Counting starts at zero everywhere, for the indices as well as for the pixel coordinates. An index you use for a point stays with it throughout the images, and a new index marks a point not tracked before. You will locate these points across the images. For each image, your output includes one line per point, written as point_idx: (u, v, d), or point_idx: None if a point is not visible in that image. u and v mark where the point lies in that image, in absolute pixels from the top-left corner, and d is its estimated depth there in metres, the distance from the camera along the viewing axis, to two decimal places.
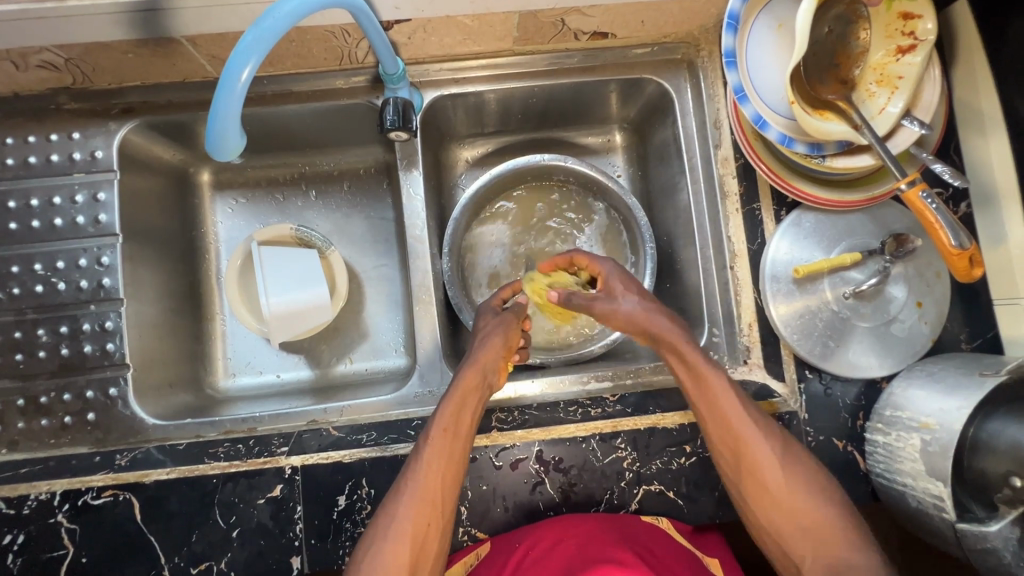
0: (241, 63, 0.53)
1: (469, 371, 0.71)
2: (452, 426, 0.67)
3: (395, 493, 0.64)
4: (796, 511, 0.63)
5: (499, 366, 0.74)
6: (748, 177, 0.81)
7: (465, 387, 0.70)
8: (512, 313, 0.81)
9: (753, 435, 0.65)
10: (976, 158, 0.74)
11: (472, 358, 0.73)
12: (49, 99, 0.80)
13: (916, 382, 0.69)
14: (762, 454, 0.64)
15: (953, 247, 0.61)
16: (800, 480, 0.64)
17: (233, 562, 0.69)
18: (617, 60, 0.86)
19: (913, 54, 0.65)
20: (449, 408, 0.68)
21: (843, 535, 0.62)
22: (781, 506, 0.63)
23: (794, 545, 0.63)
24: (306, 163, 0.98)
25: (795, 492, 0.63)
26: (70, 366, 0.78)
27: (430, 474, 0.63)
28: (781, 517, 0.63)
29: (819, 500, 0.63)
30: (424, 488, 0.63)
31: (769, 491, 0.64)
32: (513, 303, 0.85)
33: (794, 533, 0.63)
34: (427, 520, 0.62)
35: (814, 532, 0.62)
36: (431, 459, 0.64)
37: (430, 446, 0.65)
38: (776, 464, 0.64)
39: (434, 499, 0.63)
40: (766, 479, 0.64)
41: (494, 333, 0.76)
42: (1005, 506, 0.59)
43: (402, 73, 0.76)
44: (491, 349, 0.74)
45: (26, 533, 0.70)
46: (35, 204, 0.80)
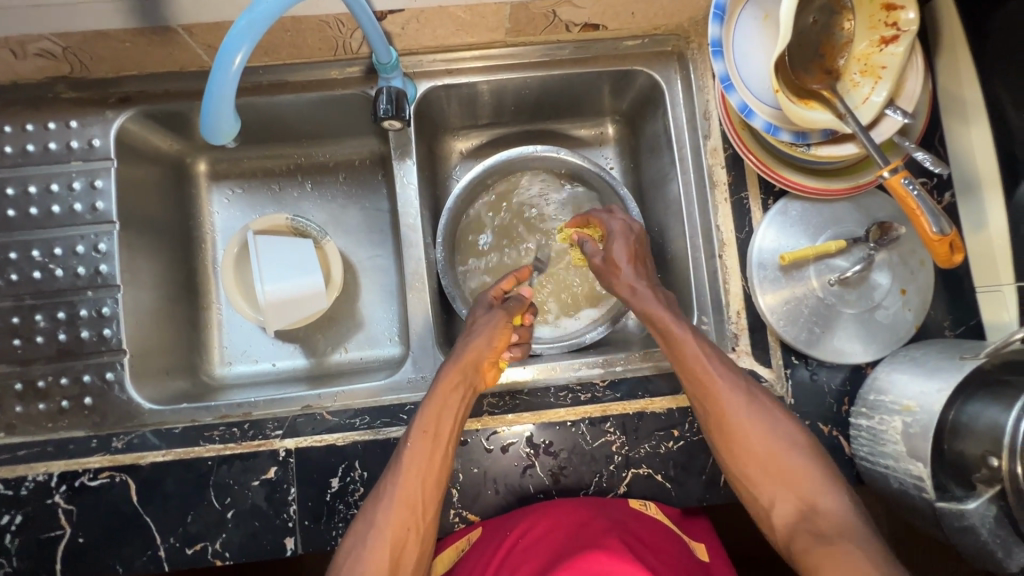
0: (234, 47, 0.54)
1: (452, 372, 0.72)
2: (434, 428, 0.69)
3: (375, 496, 0.67)
4: (767, 462, 0.68)
5: (485, 365, 0.75)
6: (737, 167, 0.83)
7: (448, 386, 0.71)
8: (503, 311, 0.81)
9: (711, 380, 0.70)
10: (959, 148, 0.75)
11: (456, 358, 0.74)
12: (47, 87, 0.81)
13: (899, 366, 0.71)
14: (731, 408, 0.69)
15: (934, 233, 0.63)
16: (770, 429, 0.69)
17: (228, 543, 0.70)
18: (608, 51, 0.87)
19: (896, 44, 0.66)
20: (431, 410, 0.70)
21: (814, 481, 0.67)
22: (754, 456, 0.68)
23: (765, 492, 0.68)
24: (301, 154, 0.99)
25: (768, 446, 0.68)
26: (67, 351, 0.80)
27: (408, 477, 0.66)
28: (752, 470, 0.68)
29: (792, 450, 0.68)
30: (404, 491, 0.65)
31: (740, 445, 0.69)
32: (513, 298, 0.86)
33: (765, 482, 0.68)
34: (408, 522, 0.65)
35: (785, 479, 0.67)
36: (410, 463, 0.66)
37: (410, 449, 0.67)
38: (746, 420, 0.69)
39: (415, 501, 0.65)
40: (738, 432, 0.69)
41: (484, 332, 0.77)
42: (982, 485, 0.60)
43: (395, 63, 0.77)
44: (477, 349, 0.75)
45: (23, 513, 0.71)
46: (33, 191, 0.81)
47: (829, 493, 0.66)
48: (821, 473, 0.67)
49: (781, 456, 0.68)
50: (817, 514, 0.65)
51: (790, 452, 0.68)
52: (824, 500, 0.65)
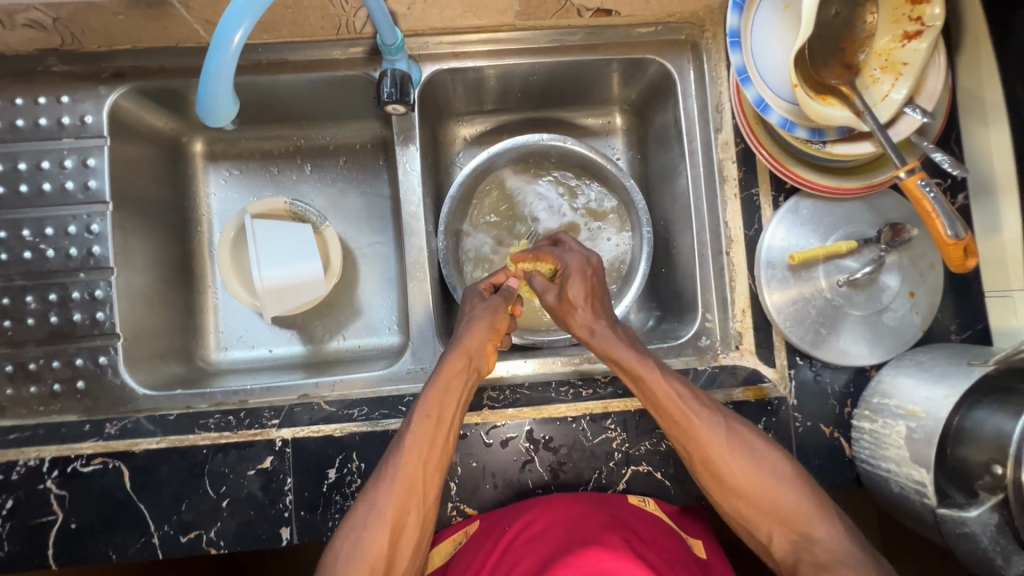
0: (234, 24, 0.51)
1: (458, 356, 0.71)
2: (437, 411, 0.67)
3: (375, 477, 0.65)
4: (764, 502, 0.66)
5: (488, 349, 0.74)
6: (748, 162, 0.81)
7: (451, 372, 0.70)
8: (500, 298, 0.79)
9: (703, 433, 0.67)
10: (976, 148, 0.73)
11: (462, 341, 0.72)
12: (37, 60, 0.78)
13: (905, 370, 0.70)
14: (711, 445, 0.67)
15: (948, 236, 0.61)
16: (755, 465, 0.67)
17: (223, 532, 0.70)
18: (620, 38, 0.85)
19: (919, 40, 0.64)
20: (434, 393, 0.68)
21: (805, 515, 0.65)
22: (751, 501, 0.66)
23: (760, 526, 0.67)
24: (301, 136, 0.97)
25: (760, 475, 0.66)
26: (60, 333, 0.78)
27: (410, 458, 0.64)
28: (740, 502, 0.67)
29: (772, 475, 0.66)
30: (405, 472, 0.64)
31: (723, 472, 0.67)
32: (505, 289, 0.82)
33: (757, 516, 0.67)
34: (407, 504, 0.63)
35: (779, 515, 0.66)
36: (413, 445, 0.65)
37: (413, 432, 0.66)
38: (726, 454, 0.67)
39: (415, 482, 0.64)
40: (718, 467, 0.67)
41: (483, 318, 0.75)
42: (985, 493, 0.59)
43: (401, 44, 0.74)
44: (481, 332, 0.73)
45: (14, 498, 0.70)
46: (23, 168, 0.78)
47: (823, 526, 0.64)
48: (812, 504, 0.65)
49: (775, 488, 0.66)
50: (815, 551, 0.63)
51: (784, 489, 0.66)
52: (817, 532, 0.64)
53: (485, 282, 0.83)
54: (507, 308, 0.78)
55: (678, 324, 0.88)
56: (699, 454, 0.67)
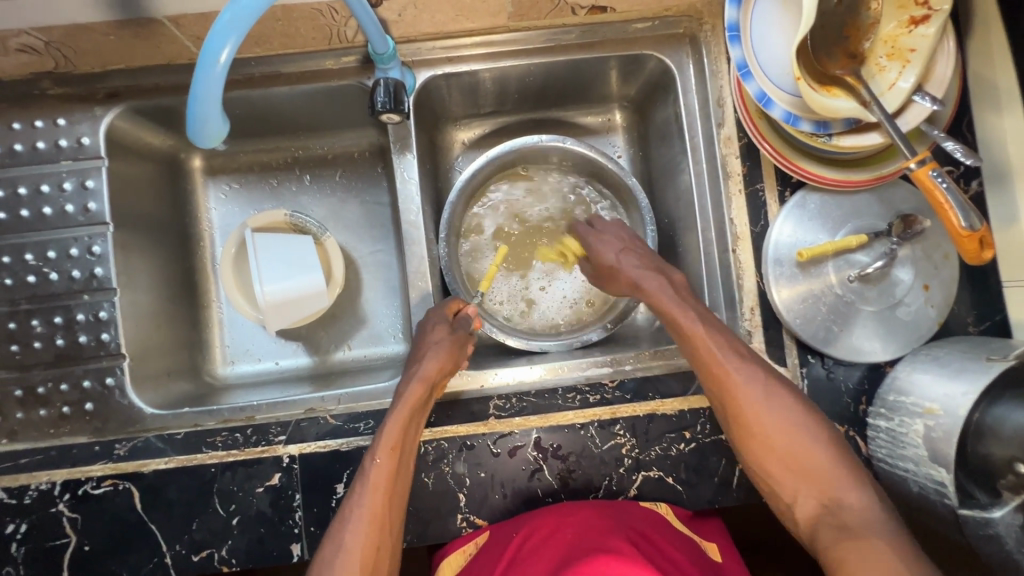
0: (220, 43, 0.50)
1: (415, 387, 0.69)
2: (399, 444, 0.66)
3: (340, 519, 0.63)
4: (792, 462, 0.65)
5: (439, 382, 0.73)
6: (751, 157, 0.79)
7: (412, 402, 0.68)
8: (463, 330, 0.77)
9: (745, 389, 0.67)
10: (989, 135, 0.71)
11: (419, 375, 0.70)
12: (32, 84, 0.78)
13: (922, 366, 0.68)
14: (751, 404, 0.66)
15: (963, 228, 0.59)
16: (793, 425, 0.66)
17: (234, 550, 0.70)
18: (617, 35, 0.83)
19: (927, 24, 0.62)
20: (396, 427, 0.66)
21: (831, 470, 0.64)
22: (780, 458, 0.66)
23: (786, 487, 0.66)
24: (299, 147, 0.96)
25: (792, 430, 0.66)
26: (66, 356, 0.78)
27: (376, 494, 0.63)
28: (768, 461, 0.66)
29: (805, 430, 0.66)
30: (371, 507, 0.63)
31: (760, 429, 0.66)
32: (465, 321, 0.78)
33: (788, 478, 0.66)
34: (375, 541, 0.62)
35: (803, 471, 0.65)
36: (377, 481, 0.64)
37: (376, 466, 0.65)
38: (765, 414, 0.66)
39: (384, 518, 0.63)
40: (771, 439, 0.66)
41: (444, 349, 0.72)
42: (1009, 493, 0.58)
43: (393, 52, 0.73)
44: (440, 363, 0.71)
45: (28, 521, 0.70)
46: (23, 193, 0.79)
47: (854, 491, 0.62)
48: (843, 464, 0.64)
49: (802, 447, 0.65)
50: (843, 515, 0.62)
51: (813, 449, 0.65)
52: (847, 496, 0.63)
53: (446, 304, 0.79)
54: (466, 344, 0.76)
55: None
56: (739, 411, 0.67)
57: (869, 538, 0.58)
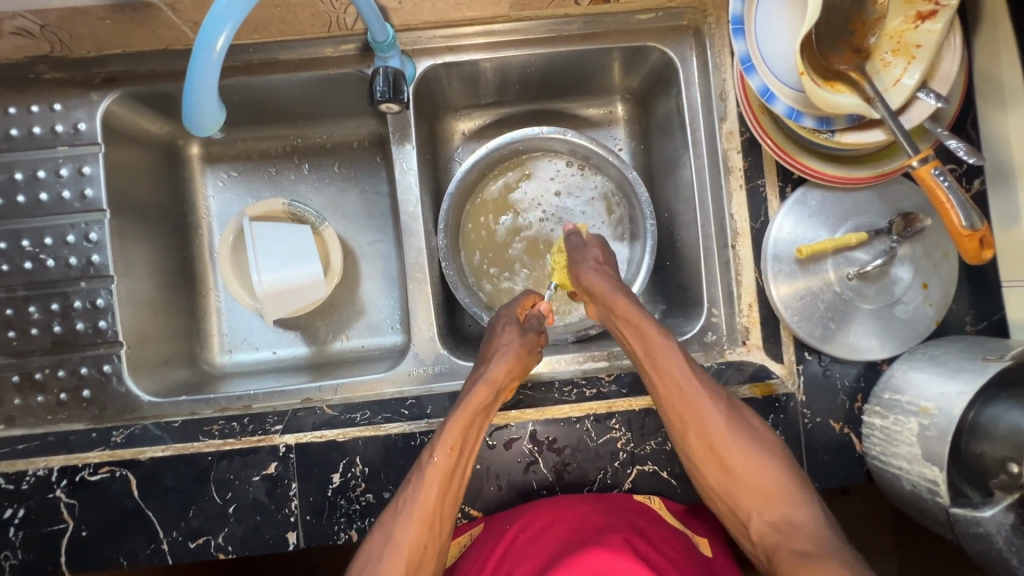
0: (215, 30, 0.50)
1: (481, 390, 0.69)
2: (459, 444, 0.66)
3: (391, 512, 0.64)
4: (713, 439, 0.66)
5: (506, 387, 0.73)
6: (753, 152, 0.78)
7: (477, 403, 0.68)
8: (533, 333, 0.77)
9: (667, 371, 0.67)
10: (993, 133, 0.70)
11: (486, 377, 0.70)
12: (28, 68, 0.77)
13: (918, 365, 0.68)
14: (670, 381, 0.67)
15: (963, 227, 0.59)
16: (709, 402, 0.67)
17: (230, 537, 0.70)
18: (620, 26, 0.82)
19: (933, 20, 0.61)
20: (457, 426, 0.66)
21: (741, 447, 0.66)
22: (705, 434, 0.66)
23: (700, 461, 0.67)
24: (298, 135, 0.96)
25: (710, 425, 0.66)
26: (63, 343, 0.78)
27: (429, 491, 0.63)
28: (688, 437, 0.67)
29: (729, 429, 0.66)
30: (424, 505, 0.63)
31: (682, 414, 0.67)
32: (533, 326, 0.79)
33: (710, 467, 0.66)
34: (424, 538, 0.62)
35: (715, 448, 0.66)
36: (434, 477, 0.64)
37: (434, 463, 0.65)
38: (684, 392, 0.67)
39: (434, 515, 0.63)
40: (697, 414, 0.66)
41: (512, 353, 0.73)
42: (1001, 492, 0.57)
43: (392, 41, 0.72)
44: (508, 366, 0.72)
45: (26, 507, 0.71)
46: (19, 178, 0.78)
47: (773, 467, 0.65)
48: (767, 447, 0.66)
49: (720, 427, 0.66)
50: (794, 529, 0.62)
51: (726, 426, 0.66)
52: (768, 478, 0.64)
53: (517, 303, 0.82)
54: (536, 349, 0.77)
55: (683, 318, 0.86)
56: (660, 392, 0.68)
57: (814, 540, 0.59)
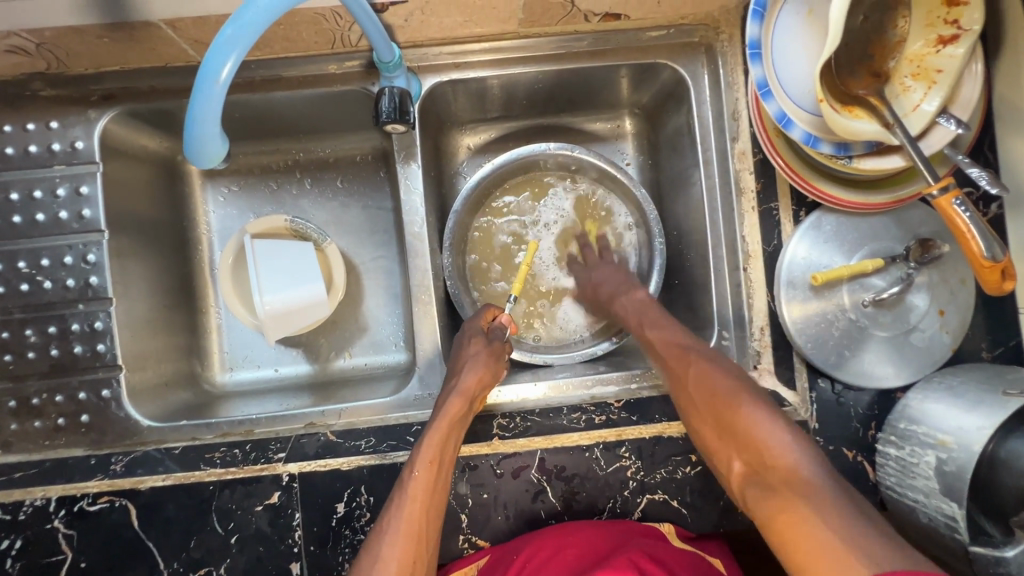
0: (219, 60, 0.48)
1: (455, 401, 0.68)
2: (437, 456, 0.65)
3: (377, 533, 0.62)
4: (716, 404, 0.64)
5: (480, 396, 0.72)
6: (766, 173, 0.77)
7: (452, 416, 0.68)
8: (499, 342, 0.77)
9: (685, 365, 0.69)
10: (1012, 157, 0.69)
11: (458, 388, 0.69)
12: (23, 85, 0.75)
13: (934, 395, 0.67)
14: (686, 365, 0.69)
15: (985, 258, 0.58)
16: (713, 373, 0.67)
17: (233, 568, 0.69)
18: (630, 42, 0.80)
19: (955, 45, 0.59)
20: (434, 440, 0.66)
21: (744, 409, 0.63)
22: (709, 403, 0.65)
23: (710, 435, 0.64)
24: (300, 150, 0.94)
25: (715, 391, 0.65)
26: (61, 367, 0.77)
27: (413, 506, 0.63)
28: (696, 415, 0.66)
29: (732, 392, 0.65)
30: (408, 521, 0.62)
31: (698, 404, 0.66)
32: (498, 334, 0.79)
33: (712, 433, 0.64)
34: (411, 556, 0.60)
35: (717, 414, 0.64)
36: (416, 493, 0.63)
37: (414, 478, 0.64)
38: (693, 366, 0.68)
39: (419, 531, 0.62)
40: (706, 384, 0.66)
41: (482, 362, 0.73)
42: (1023, 532, 0.58)
43: (398, 60, 0.70)
44: (479, 376, 0.71)
45: (23, 537, 0.69)
46: (15, 199, 0.76)
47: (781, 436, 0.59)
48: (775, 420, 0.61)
49: (727, 395, 0.64)
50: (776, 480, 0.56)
51: (729, 390, 0.65)
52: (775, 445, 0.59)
53: (479, 315, 0.81)
54: (503, 356, 0.76)
55: None
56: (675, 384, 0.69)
57: (800, 493, 0.53)
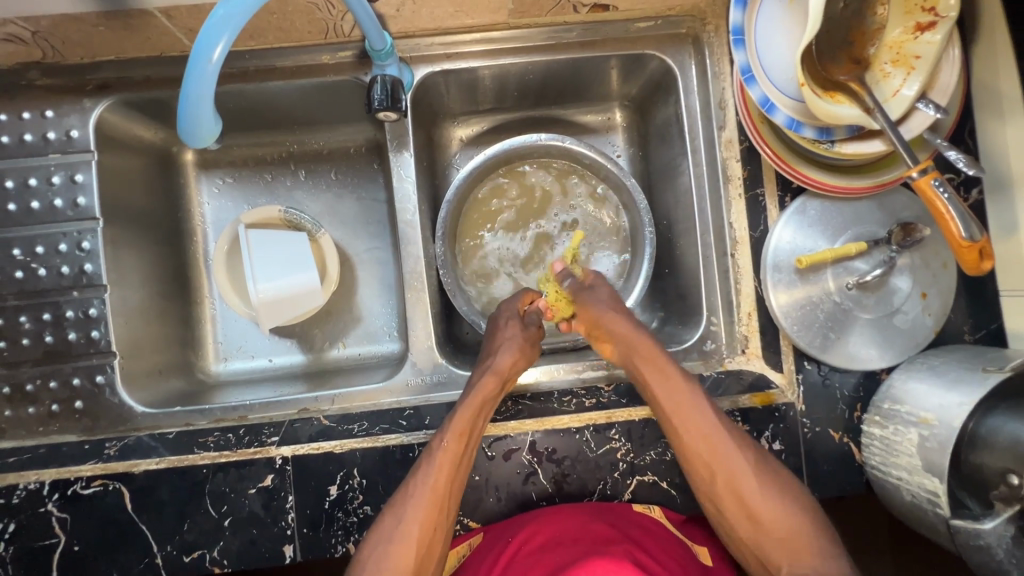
0: (211, 40, 0.49)
1: (489, 380, 0.72)
2: (468, 428, 0.68)
3: (403, 493, 0.65)
4: (737, 486, 0.66)
5: (512, 378, 0.75)
6: (752, 160, 0.78)
7: (486, 393, 0.71)
8: (534, 327, 0.80)
9: (687, 429, 0.67)
10: (990, 143, 0.70)
11: (493, 368, 0.73)
12: (19, 74, 0.76)
13: (917, 374, 0.68)
14: (693, 428, 0.67)
15: (963, 238, 0.59)
16: (727, 445, 0.67)
17: (226, 551, 0.69)
18: (619, 34, 0.82)
19: (933, 32, 0.60)
20: (468, 411, 0.69)
21: (773, 510, 0.65)
22: (730, 489, 0.67)
23: (728, 514, 0.67)
24: (294, 142, 0.95)
25: (734, 471, 0.67)
26: (55, 353, 0.77)
27: (440, 474, 0.65)
28: (710, 490, 0.67)
29: (751, 470, 0.67)
30: (434, 487, 0.65)
31: (710, 465, 0.67)
32: (533, 318, 0.82)
33: (734, 513, 0.67)
34: (433, 521, 0.64)
35: (740, 498, 0.66)
36: (444, 461, 0.66)
37: (445, 448, 0.66)
38: (701, 437, 0.67)
39: (443, 498, 0.65)
40: (717, 458, 0.67)
41: (517, 345, 0.76)
42: (1001, 504, 0.57)
43: (390, 49, 0.71)
44: (513, 359, 0.75)
45: (17, 521, 0.70)
46: (10, 186, 0.77)
47: (818, 547, 0.64)
48: (806, 519, 0.65)
49: (747, 483, 0.66)
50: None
51: (748, 476, 0.66)
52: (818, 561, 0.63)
53: (517, 299, 0.83)
54: (538, 339, 0.79)
55: (683, 327, 0.86)
56: (680, 447, 0.68)
57: None
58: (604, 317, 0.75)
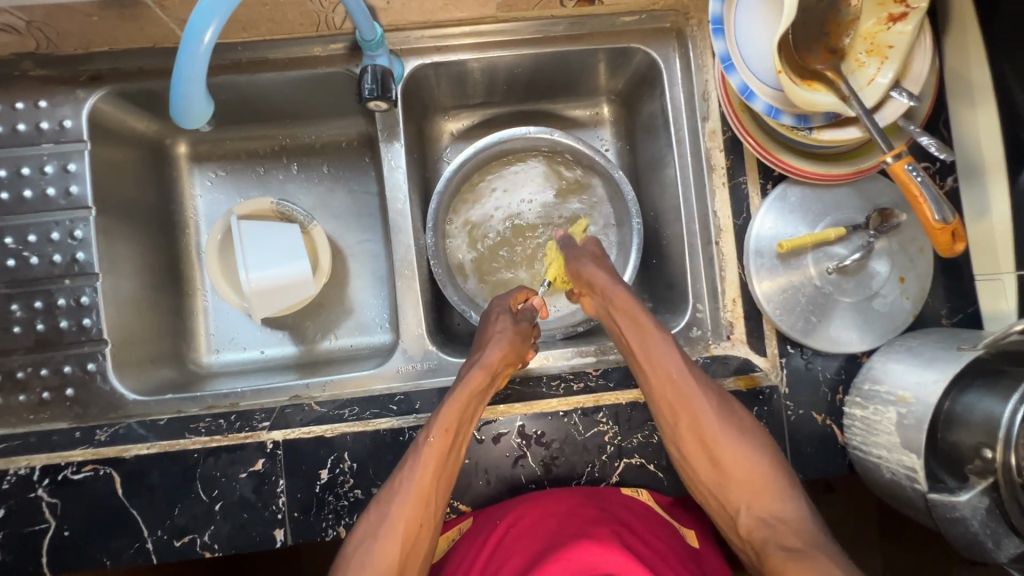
0: (203, 24, 0.50)
1: (477, 374, 0.70)
2: (455, 425, 0.67)
3: (389, 491, 0.65)
4: (703, 433, 0.68)
5: (502, 373, 0.74)
6: (735, 150, 0.80)
7: (474, 388, 0.69)
8: (526, 321, 0.78)
9: (657, 365, 0.70)
10: (964, 132, 0.73)
11: (481, 362, 0.71)
12: (13, 65, 0.77)
13: (896, 355, 0.70)
14: (663, 365, 0.69)
15: (936, 221, 0.60)
16: (692, 388, 0.69)
17: (216, 535, 0.70)
18: (605, 28, 0.84)
19: (904, 23, 0.63)
20: (454, 408, 0.68)
21: (739, 458, 0.66)
22: (696, 433, 0.68)
23: (695, 464, 0.68)
24: (287, 136, 0.96)
25: (700, 417, 0.68)
26: (46, 341, 0.77)
27: (425, 472, 0.64)
28: (679, 438, 0.69)
29: (718, 421, 0.68)
30: (419, 485, 0.64)
31: (677, 408, 0.68)
32: (526, 312, 0.81)
33: (700, 461, 0.68)
34: (419, 519, 0.63)
35: (706, 448, 0.67)
36: (429, 459, 0.65)
37: (430, 444, 0.66)
38: (673, 374, 0.69)
39: (428, 495, 0.64)
40: (687, 405, 0.68)
41: (507, 339, 0.74)
42: (975, 477, 0.59)
43: (381, 39, 0.73)
44: (503, 353, 0.73)
45: (6, 507, 0.70)
46: (3, 175, 0.78)
47: (786, 499, 0.65)
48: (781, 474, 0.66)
49: (712, 427, 0.68)
50: (781, 524, 0.63)
51: (714, 424, 0.68)
52: (779, 507, 0.64)
53: (510, 295, 0.82)
54: (530, 334, 0.77)
55: (670, 315, 0.88)
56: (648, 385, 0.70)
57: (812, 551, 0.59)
58: (585, 271, 0.78)
